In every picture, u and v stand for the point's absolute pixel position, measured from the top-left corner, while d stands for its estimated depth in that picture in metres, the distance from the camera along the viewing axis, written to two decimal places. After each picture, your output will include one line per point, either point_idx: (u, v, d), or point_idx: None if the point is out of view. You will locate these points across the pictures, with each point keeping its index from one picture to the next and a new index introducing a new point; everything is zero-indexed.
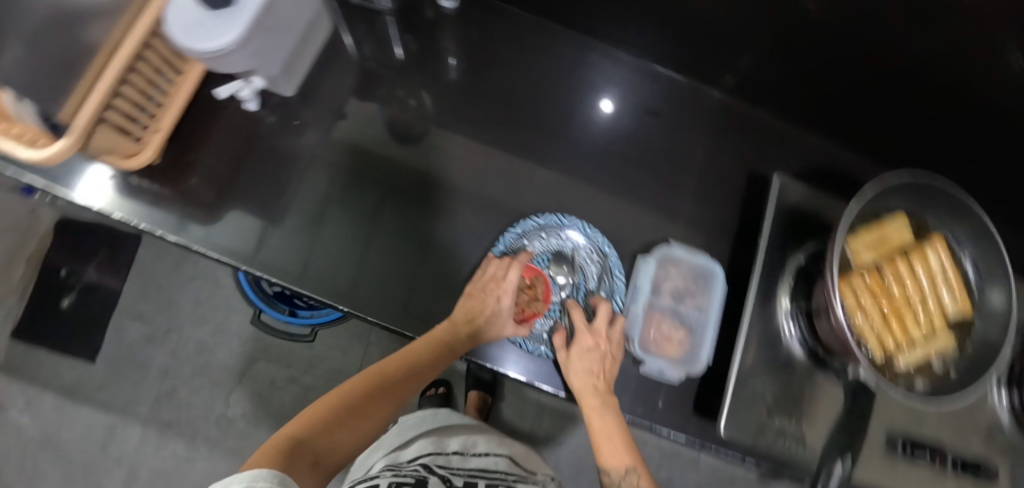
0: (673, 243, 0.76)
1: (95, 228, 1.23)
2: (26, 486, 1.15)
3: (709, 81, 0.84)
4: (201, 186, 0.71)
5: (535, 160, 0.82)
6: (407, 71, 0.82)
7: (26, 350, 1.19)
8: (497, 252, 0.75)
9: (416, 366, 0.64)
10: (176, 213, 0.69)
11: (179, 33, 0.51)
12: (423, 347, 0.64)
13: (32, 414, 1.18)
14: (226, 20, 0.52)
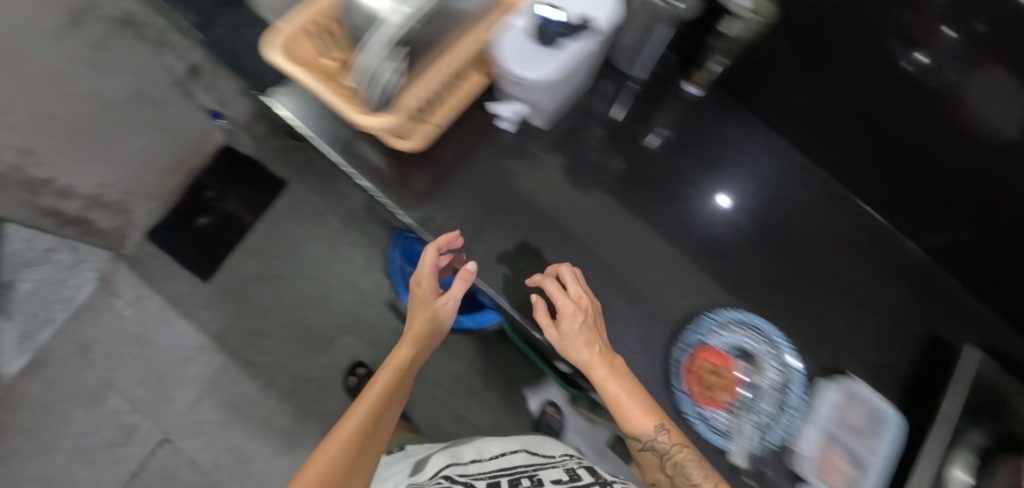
0: (859, 379, 0.79)
1: (254, 165, 1.35)
2: (106, 372, 1.21)
3: (913, 237, 0.88)
4: (431, 179, 0.78)
5: (728, 255, 0.86)
6: (621, 133, 0.86)
7: (154, 250, 1.29)
8: (694, 330, 0.80)
9: (399, 380, 0.71)
10: (407, 195, 0.76)
11: (510, 59, 0.56)
12: (387, 368, 0.71)
13: (136, 309, 1.25)
14: (549, 58, 0.56)
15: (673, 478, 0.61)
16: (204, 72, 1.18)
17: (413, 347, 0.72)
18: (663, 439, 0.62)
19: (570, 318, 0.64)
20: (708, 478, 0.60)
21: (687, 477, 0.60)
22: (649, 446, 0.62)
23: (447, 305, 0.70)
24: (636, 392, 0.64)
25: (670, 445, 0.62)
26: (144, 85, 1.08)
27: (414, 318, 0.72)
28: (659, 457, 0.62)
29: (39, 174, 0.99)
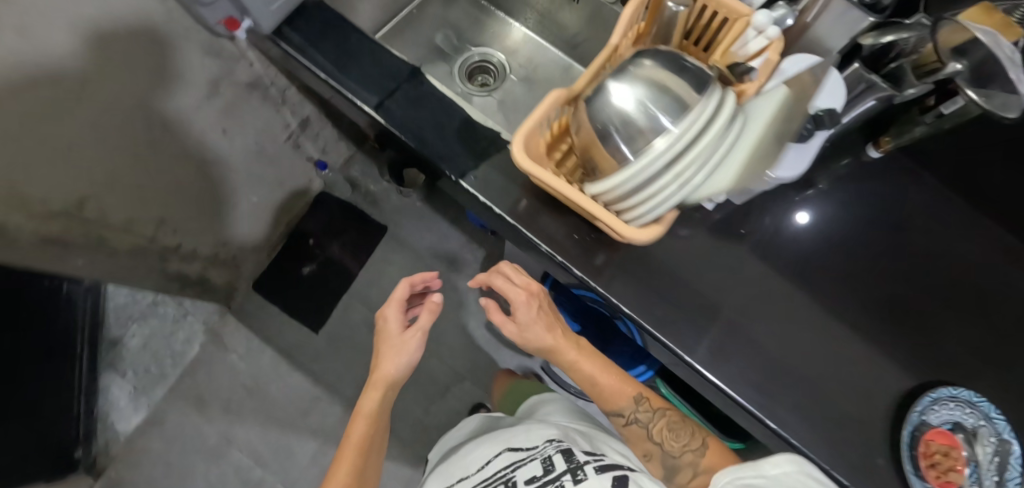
0: None
1: (351, 210, 1.36)
2: (226, 427, 1.22)
3: None
4: (615, 251, 0.66)
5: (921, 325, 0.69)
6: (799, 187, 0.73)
7: (261, 302, 1.29)
8: (914, 414, 0.62)
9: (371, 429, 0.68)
10: (597, 266, 0.65)
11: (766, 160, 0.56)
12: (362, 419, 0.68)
13: (250, 362, 1.26)
14: (797, 156, 0.57)
15: (664, 444, 0.64)
16: (312, 125, 1.18)
17: (382, 398, 0.68)
18: (644, 411, 0.67)
19: (425, 314, 0.67)
20: (692, 441, 0.63)
21: (695, 464, 0.60)
22: (636, 420, 0.66)
23: (400, 346, 0.68)
24: (610, 372, 0.69)
25: (636, 418, 0.66)
26: (263, 142, 1.07)
27: (378, 369, 0.68)
28: (647, 428, 0.66)
29: (171, 242, 0.98)
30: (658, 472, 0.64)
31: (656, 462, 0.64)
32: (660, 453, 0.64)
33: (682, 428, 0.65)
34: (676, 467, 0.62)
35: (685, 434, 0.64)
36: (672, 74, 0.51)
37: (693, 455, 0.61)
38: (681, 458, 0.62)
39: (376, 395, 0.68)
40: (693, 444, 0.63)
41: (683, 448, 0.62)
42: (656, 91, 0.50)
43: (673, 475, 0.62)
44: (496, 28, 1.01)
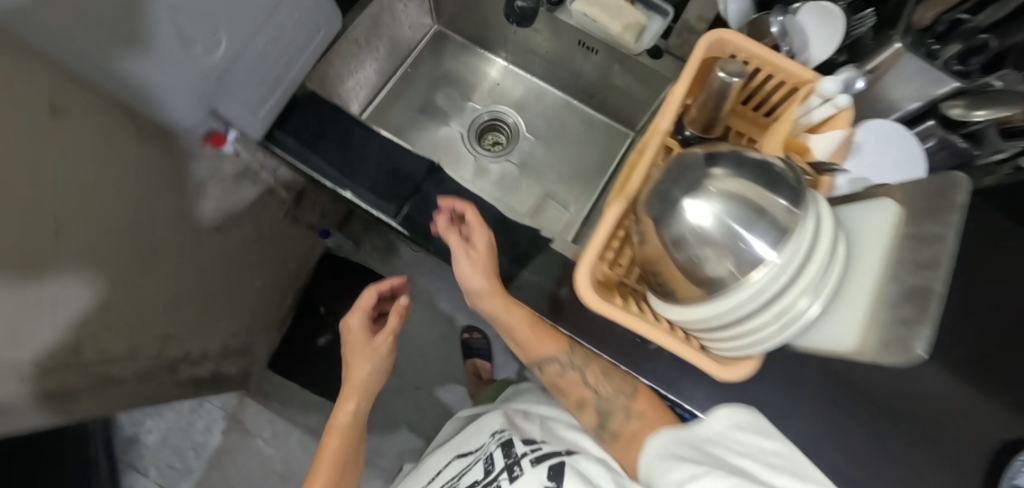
0: None
1: (358, 271, 1.28)
2: None
3: None
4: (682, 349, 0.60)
5: None
6: None
7: (280, 381, 1.23)
8: None
9: (350, 432, 0.71)
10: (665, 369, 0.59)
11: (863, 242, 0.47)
12: (336, 432, 0.71)
13: (277, 446, 1.21)
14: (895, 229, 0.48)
15: (598, 392, 0.61)
16: (309, 194, 1.09)
17: (357, 410, 0.73)
18: (580, 361, 0.63)
19: (392, 318, 0.75)
20: (625, 385, 0.60)
21: (626, 410, 0.58)
22: (568, 365, 0.63)
23: (362, 368, 0.73)
24: (547, 335, 0.64)
25: (569, 364, 0.63)
26: (260, 226, 0.99)
27: (347, 382, 0.73)
28: (579, 375, 0.63)
29: (178, 352, 0.90)
30: (592, 421, 0.61)
31: (590, 411, 0.61)
32: (597, 399, 0.61)
33: (618, 376, 0.61)
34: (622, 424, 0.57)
35: (614, 377, 0.61)
36: (755, 181, 0.43)
37: (625, 402, 0.59)
38: (615, 405, 0.59)
39: (348, 408, 0.72)
40: (619, 389, 0.60)
41: (616, 400, 0.59)
42: (741, 205, 0.42)
43: (606, 421, 0.59)
44: (498, 79, 0.92)
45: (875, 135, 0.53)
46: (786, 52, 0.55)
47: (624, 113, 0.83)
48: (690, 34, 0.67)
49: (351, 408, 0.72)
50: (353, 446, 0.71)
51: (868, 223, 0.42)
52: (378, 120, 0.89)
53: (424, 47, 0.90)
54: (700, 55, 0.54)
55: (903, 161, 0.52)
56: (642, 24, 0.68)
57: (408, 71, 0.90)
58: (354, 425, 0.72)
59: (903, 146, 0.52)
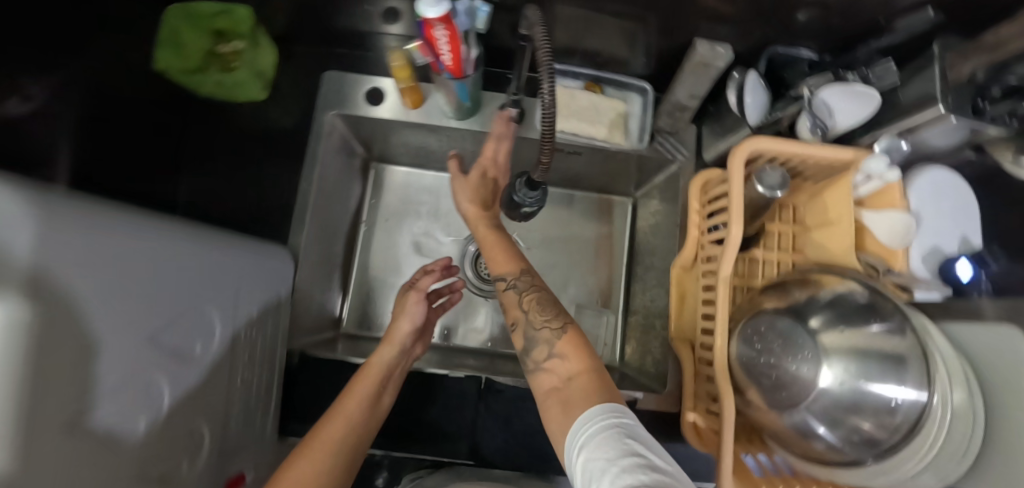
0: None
1: None
2: None
3: None
4: None
5: None
6: None
7: None
8: None
9: (342, 447, 0.41)
10: None
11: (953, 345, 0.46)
12: (325, 443, 0.40)
13: None
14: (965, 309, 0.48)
15: (530, 314, 0.44)
16: None
17: (352, 428, 0.43)
18: (526, 283, 0.47)
19: (412, 304, 0.55)
20: (555, 319, 0.43)
21: (551, 343, 0.41)
22: (513, 286, 0.47)
23: (393, 351, 0.51)
24: (509, 249, 0.51)
25: (512, 283, 0.47)
26: None
27: (362, 374, 0.48)
28: (517, 295, 0.46)
29: None
30: (519, 347, 0.44)
31: (518, 335, 0.45)
32: (523, 325, 0.44)
33: (554, 303, 0.45)
34: (567, 363, 0.39)
35: (550, 308, 0.44)
36: (859, 328, 0.44)
37: (552, 334, 0.42)
38: (540, 332, 0.43)
39: (371, 397, 0.46)
40: (555, 322, 0.43)
41: (545, 326, 0.43)
42: (858, 363, 0.42)
43: (529, 351, 0.43)
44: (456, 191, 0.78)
45: (929, 187, 0.50)
46: (817, 131, 0.49)
47: (610, 185, 0.75)
48: (682, 111, 0.58)
49: (369, 402, 0.46)
50: (362, 424, 0.44)
51: (985, 345, 0.41)
52: (356, 302, 0.72)
53: (370, 196, 0.76)
54: (739, 167, 0.48)
55: (961, 208, 0.50)
56: (624, 114, 0.60)
57: (364, 229, 0.75)
58: (348, 435, 0.42)
59: (954, 193, 0.51)
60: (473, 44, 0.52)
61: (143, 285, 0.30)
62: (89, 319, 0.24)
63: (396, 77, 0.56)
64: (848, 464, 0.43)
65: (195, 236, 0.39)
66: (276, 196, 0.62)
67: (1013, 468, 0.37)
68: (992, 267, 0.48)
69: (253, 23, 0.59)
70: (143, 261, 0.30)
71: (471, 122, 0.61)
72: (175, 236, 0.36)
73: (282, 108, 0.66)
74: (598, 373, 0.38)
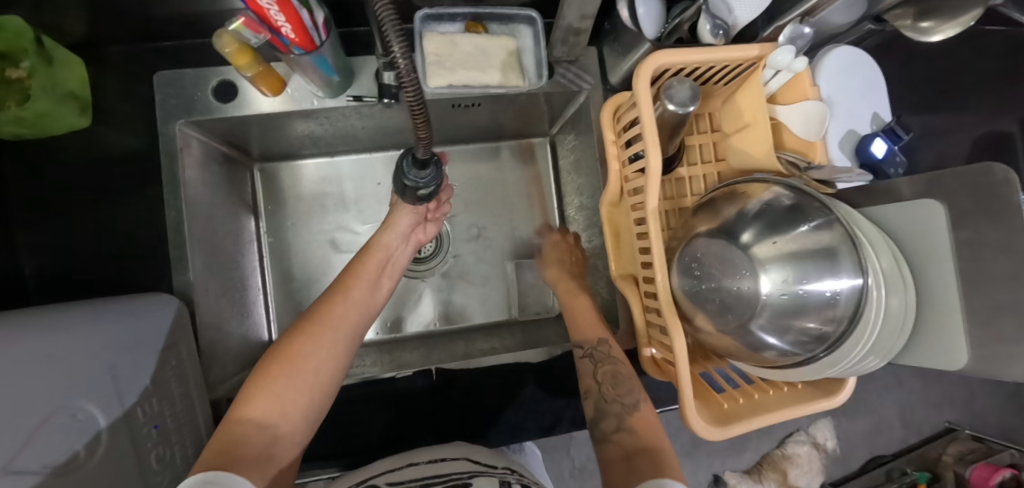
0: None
1: None
2: None
3: None
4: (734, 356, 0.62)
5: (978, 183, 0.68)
6: None
7: None
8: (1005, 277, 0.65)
9: (352, 323, 0.43)
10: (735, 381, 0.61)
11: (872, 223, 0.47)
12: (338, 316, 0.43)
13: None
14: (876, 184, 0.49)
15: (603, 387, 0.47)
16: None
17: (359, 307, 0.45)
18: (605, 353, 0.50)
19: (401, 214, 0.51)
20: (629, 395, 0.46)
21: (622, 418, 0.44)
22: (591, 353, 0.51)
23: (394, 237, 0.52)
24: (596, 319, 0.55)
25: (588, 353, 0.51)
26: None
27: (367, 257, 0.49)
28: (595, 365, 0.49)
29: None
30: (590, 415, 0.47)
31: (591, 405, 0.47)
32: (597, 396, 0.47)
33: (630, 378, 0.47)
34: (636, 437, 0.42)
35: (628, 384, 0.47)
36: (787, 232, 0.43)
37: (622, 409, 0.45)
38: (612, 406, 0.46)
39: (374, 282, 0.48)
40: (629, 397, 0.46)
41: (618, 400, 0.46)
42: (793, 265, 0.42)
43: (600, 422, 0.45)
44: (360, 174, 0.69)
45: (837, 70, 0.49)
46: (719, 34, 0.45)
47: (525, 131, 0.70)
48: (577, 36, 0.52)
49: (373, 285, 0.48)
50: (366, 303, 0.46)
51: (908, 222, 0.43)
52: (285, 322, 0.66)
53: (264, 203, 0.67)
54: (645, 89, 0.44)
55: (868, 84, 0.49)
56: (516, 50, 0.53)
57: (269, 240, 0.67)
58: (355, 310, 0.44)
59: (862, 72, 0.50)
60: (317, 6, 0.43)
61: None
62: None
63: (237, 66, 0.45)
64: (801, 363, 0.44)
65: (10, 343, 0.32)
66: (144, 236, 0.53)
67: (946, 329, 0.40)
68: (904, 137, 0.48)
69: (33, 32, 0.46)
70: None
71: (347, 97, 0.53)
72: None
73: (117, 129, 0.54)
74: (662, 451, 0.39)
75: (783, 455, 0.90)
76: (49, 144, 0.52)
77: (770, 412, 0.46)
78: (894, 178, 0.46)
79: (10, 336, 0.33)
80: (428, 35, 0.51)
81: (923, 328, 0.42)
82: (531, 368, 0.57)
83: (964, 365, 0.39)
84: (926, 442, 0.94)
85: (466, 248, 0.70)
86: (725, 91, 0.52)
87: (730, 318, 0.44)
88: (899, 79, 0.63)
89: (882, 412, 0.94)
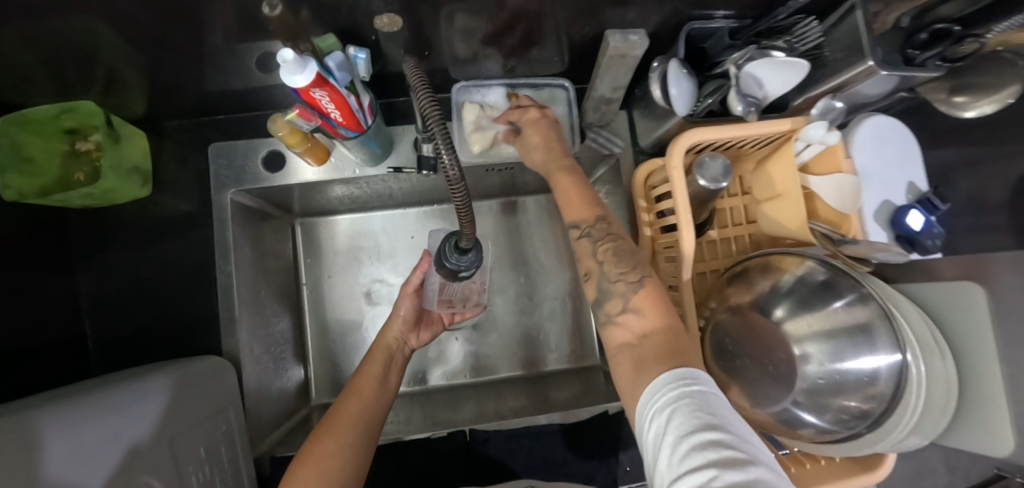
0: None
1: None
2: None
3: None
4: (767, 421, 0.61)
5: None
6: None
7: None
8: None
9: (365, 421, 0.46)
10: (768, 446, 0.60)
11: (918, 295, 0.46)
12: (347, 419, 0.45)
13: None
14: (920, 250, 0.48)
15: (606, 267, 0.41)
16: None
17: (367, 403, 0.48)
18: (602, 231, 0.43)
19: (404, 300, 0.57)
20: (633, 271, 0.40)
21: (628, 296, 0.39)
22: (587, 233, 0.43)
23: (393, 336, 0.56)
24: (583, 191, 0.45)
25: (586, 233, 0.43)
26: None
27: (371, 358, 0.53)
28: (592, 244, 0.43)
29: None
30: (593, 298, 0.42)
31: (593, 286, 0.42)
32: (598, 275, 0.42)
33: (633, 252, 0.41)
34: (641, 319, 0.37)
35: (631, 259, 0.40)
36: (822, 306, 0.43)
37: (627, 287, 0.39)
38: (614, 285, 0.40)
39: (381, 379, 0.51)
40: (634, 275, 0.40)
41: (622, 278, 0.40)
42: (832, 340, 0.42)
43: (602, 302, 0.40)
44: (393, 225, 0.72)
45: (873, 137, 0.49)
46: (750, 108, 0.46)
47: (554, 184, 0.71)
48: (608, 104, 0.54)
49: (381, 382, 0.51)
50: (374, 399, 0.49)
51: (947, 296, 0.42)
52: (319, 371, 0.68)
53: (303, 256, 0.70)
54: (677, 162, 0.45)
55: (901, 153, 0.49)
56: None
57: (308, 292, 0.69)
58: (365, 407, 0.47)
59: (897, 138, 0.49)
60: (364, 91, 0.45)
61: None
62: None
63: (287, 144, 0.48)
64: (840, 440, 0.43)
65: (86, 423, 0.34)
66: (195, 297, 0.56)
67: (991, 410, 0.39)
68: (943, 207, 0.47)
69: (103, 113, 0.49)
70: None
71: (387, 167, 0.55)
72: (53, 438, 0.30)
73: (174, 194, 0.58)
74: (668, 331, 0.35)
75: None
76: (113, 211, 0.56)
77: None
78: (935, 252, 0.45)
79: (88, 411, 0.35)
80: (468, 104, 0.52)
81: (969, 408, 0.42)
82: (562, 430, 0.57)
83: (1011, 452, 0.38)
84: None
85: (494, 299, 0.71)
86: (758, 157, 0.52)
87: (768, 393, 0.44)
88: (934, 135, 0.62)
89: None
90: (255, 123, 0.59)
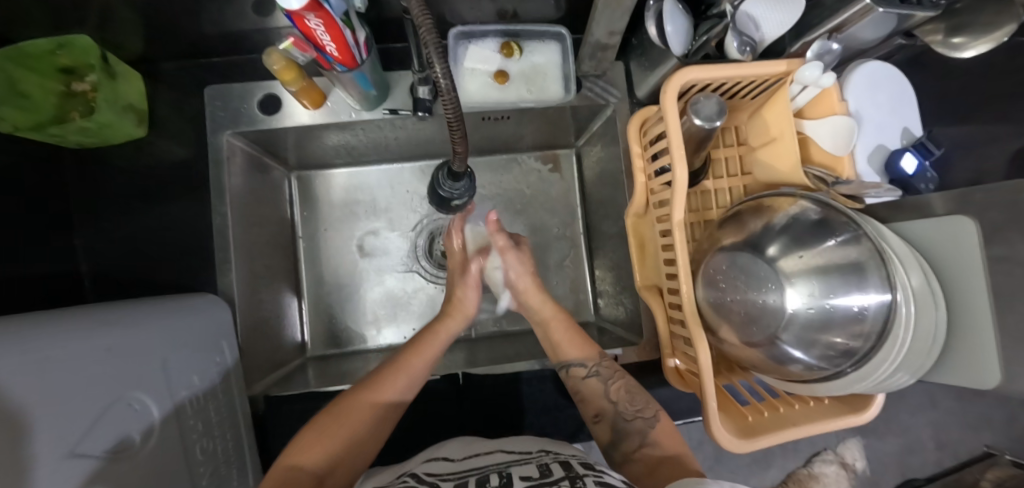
0: None
1: None
2: None
3: None
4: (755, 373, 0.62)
5: None
6: None
7: None
8: None
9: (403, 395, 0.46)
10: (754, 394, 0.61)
11: (912, 235, 0.46)
12: (384, 383, 0.45)
13: None
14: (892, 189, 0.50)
15: (619, 406, 0.48)
16: None
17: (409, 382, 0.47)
18: (609, 369, 0.50)
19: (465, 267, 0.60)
20: (646, 408, 0.47)
21: (645, 433, 0.46)
22: (593, 372, 0.50)
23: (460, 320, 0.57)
24: (580, 335, 0.54)
25: (593, 371, 0.50)
26: None
27: (428, 337, 0.52)
28: (602, 384, 0.49)
29: None
30: (606, 438, 0.48)
31: (607, 426, 0.48)
32: (612, 416, 0.48)
33: (641, 392, 0.49)
34: (661, 447, 0.44)
35: (640, 398, 0.48)
36: (814, 246, 0.43)
37: (645, 424, 0.46)
38: (633, 424, 0.47)
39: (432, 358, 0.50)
40: (648, 411, 0.47)
41: (638, 415, 0.47)
42: (827, 275, 0.42)
43: (620, 442, 0.46)
44: (389, 178, 0.72)
45: (866, 82, 0.49)
46: (739, 46, 0.45)
47: (550, 139, 0.71)
48: (604, 52, 0.53)
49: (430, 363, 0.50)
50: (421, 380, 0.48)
51: (936, 234, 0.43)
52: (314, 321, 0.68)
53: (300, 209, 0.70)
54: (673, 102, 0.45)
55: (895, 98, 0.50)
56: (542, 71, 0.56)
57: (304, 245, 0.69)
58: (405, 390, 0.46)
59: (891, 86, 0.50)
60: (358, 25, 0.45)
61: (35, 410, 0.27)
62: (26, 478, 0.24)
63: (283, 82, 0.48)
64: (827, 378, 0.43)
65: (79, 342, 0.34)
66: (190, 239, 0.56)
67: (982, 346, 0.40)
68: (936, 152, 0.49)
69: (100, 51, 0.49)
70: (10, 389, 0.25)
71: (383, 109, 0.56)
72: (48, 345, 0.31)
73: (168, 138, 0.58)
74: (687, 462, 0.43)
75: (809, 474, 0.86)
76: (108, 153, 0.56)
77: (799, 425, 0.46)
78: (924, 193, 0.47)
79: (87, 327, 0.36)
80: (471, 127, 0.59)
81: (958, 344, 0.42)
82: (554, 375, 0.58)
83: (997, 383, 0.39)
84: (963, 466, 0.89)
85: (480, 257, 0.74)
86: (752, 105, 0.53)
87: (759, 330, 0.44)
88: (935, 89, 0.62)
89: (915, 432, 0.90)
90: (251, 67, 0.59)
